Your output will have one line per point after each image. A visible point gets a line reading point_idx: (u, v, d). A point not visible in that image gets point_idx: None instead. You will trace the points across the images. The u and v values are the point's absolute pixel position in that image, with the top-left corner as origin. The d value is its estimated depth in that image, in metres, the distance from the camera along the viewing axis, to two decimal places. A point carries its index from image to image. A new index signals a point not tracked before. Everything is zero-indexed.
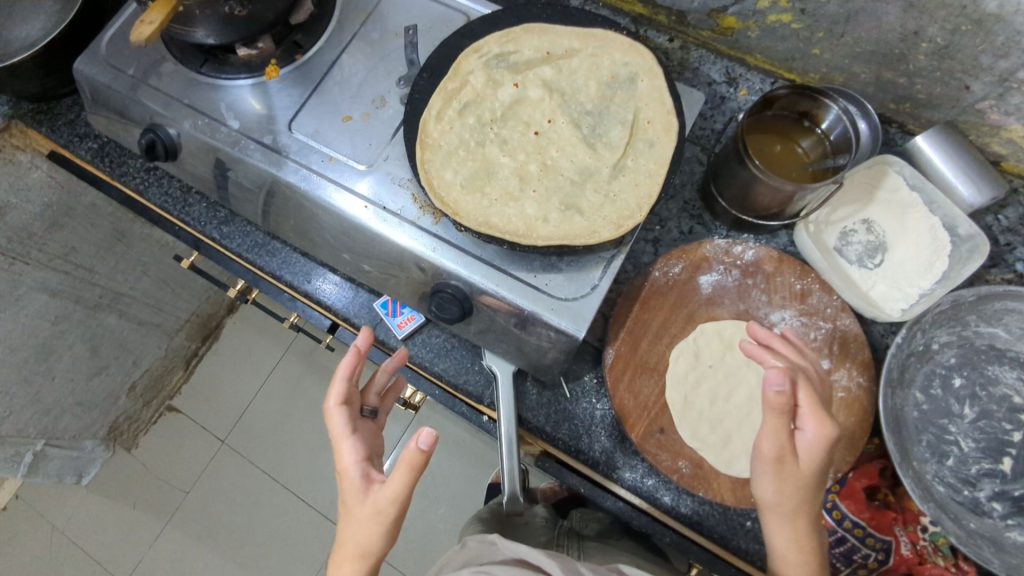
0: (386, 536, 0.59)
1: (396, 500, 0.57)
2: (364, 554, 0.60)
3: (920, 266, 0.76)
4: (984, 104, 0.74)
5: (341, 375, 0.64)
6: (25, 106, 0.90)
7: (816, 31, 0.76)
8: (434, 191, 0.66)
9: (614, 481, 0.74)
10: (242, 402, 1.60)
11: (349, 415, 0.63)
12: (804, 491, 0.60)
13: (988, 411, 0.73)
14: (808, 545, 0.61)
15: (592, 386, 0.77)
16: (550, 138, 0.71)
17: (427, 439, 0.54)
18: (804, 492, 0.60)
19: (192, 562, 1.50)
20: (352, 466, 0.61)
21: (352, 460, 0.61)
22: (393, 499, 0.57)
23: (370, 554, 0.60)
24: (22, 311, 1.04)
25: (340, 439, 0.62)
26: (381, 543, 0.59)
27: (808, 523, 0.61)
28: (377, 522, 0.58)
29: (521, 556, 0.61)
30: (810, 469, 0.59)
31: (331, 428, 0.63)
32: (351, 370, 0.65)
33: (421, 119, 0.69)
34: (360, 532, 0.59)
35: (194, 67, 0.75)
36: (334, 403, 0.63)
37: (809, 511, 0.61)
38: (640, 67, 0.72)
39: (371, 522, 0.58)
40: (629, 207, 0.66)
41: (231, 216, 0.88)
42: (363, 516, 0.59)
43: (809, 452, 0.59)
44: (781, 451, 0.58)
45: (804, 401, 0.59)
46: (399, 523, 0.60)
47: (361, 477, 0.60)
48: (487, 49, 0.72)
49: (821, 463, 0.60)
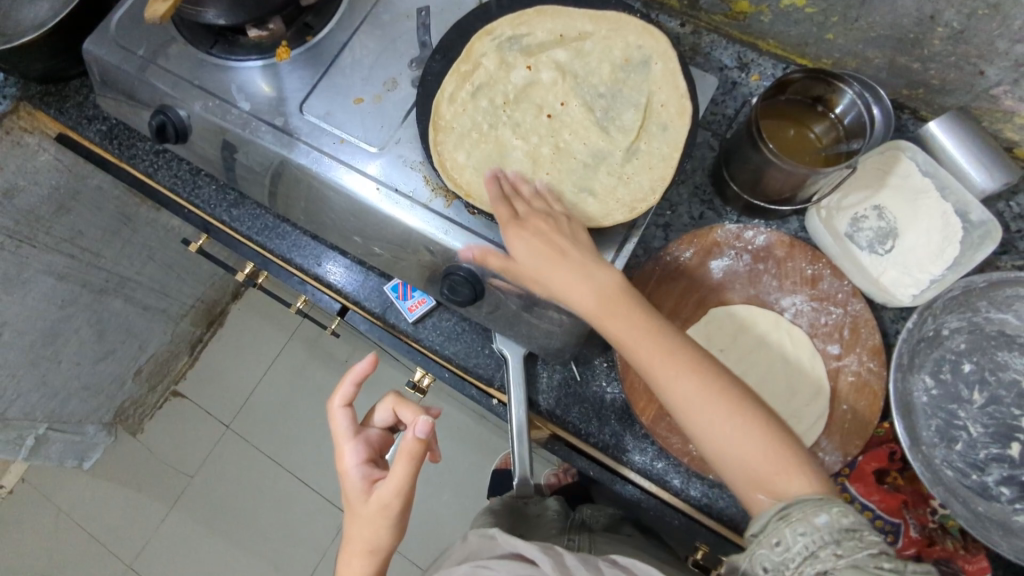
0: (393, 532, 0.60)
1: (400, 493, 0.58)
2: (373, 550, 0.60)
3: (931, 252, 0.76)
4: (998, 89, 0.74)
5: (349, 378, 0.62)
6: (33, 88, 0.90)
7: (830, 15, 0.76)
8: (447, 173, 0.66)
9: (625, 465, 0.75)
10: (248, 387, 1.61)
11: (353, 416, 0.64)
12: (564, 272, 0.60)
13: (997, 397, 0.74)
14: (658, 368, 0.59)
15: (602, 369, 0.78)
16: (563, 121, 0.70)
17: (425, 427, 0.55)
18: (593, 305, 0.60)
19: (200, 545, 1.52)
20: (354, 468, 0.61)
21: (353, 462, 0.62)
22: (397, 491, 0.57)
23: (378, 550, 0.60)
24: (30, 294, 1.05)
25: (342, 439, 0.63)
26: (389, 539, 0.60)
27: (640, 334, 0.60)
28: (384, 517, 0.59)
29: (518, 551, 0.61)
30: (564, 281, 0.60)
31: (334, 427, 0.64)
32: (361, 375, 0.62)
33: (433, 101, 0.69)
34: (365, 530, 0.59)
35: (205, 48, 0.75)
36: (338, 404, 0.64)
37: (622, 322, 0.60)
38: (653, 50, 0.71)
39: (377, 519, 0.59)
40: (643, 190, 0.67)
41: (240, 199, 0.88)
42: (367, 514, 0.59)
43: (533, 246, 0.60)
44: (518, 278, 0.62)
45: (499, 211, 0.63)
46: (405, 516, 0.60)
47: (362, 478, 0.61)
48: (501, 31, 0.72)
49: (552, 246, 0.60)
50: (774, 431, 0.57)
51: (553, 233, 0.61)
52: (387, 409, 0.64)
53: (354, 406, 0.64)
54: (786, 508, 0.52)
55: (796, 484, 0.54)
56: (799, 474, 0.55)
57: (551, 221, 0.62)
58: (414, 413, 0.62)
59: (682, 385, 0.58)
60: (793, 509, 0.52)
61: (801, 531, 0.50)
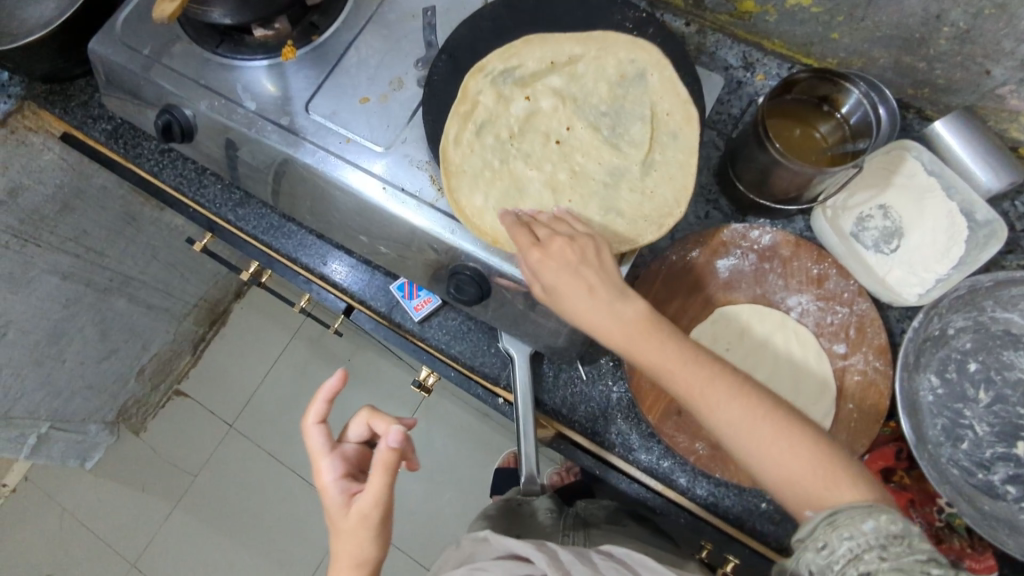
0: (377, 544, 0.59)
1: (379, 503, 0.58)
2: (360, 564, 0.59)
3: (937, 251, 0.76)
4: (1004, 89, 0.74)
5: (320, 396, 0.62)
6: (37, 87, 0.90)
7: (836, 15, 0.76)
8: (469, 221, 0.65)
9: (630, 463, 0.76)
10: (250, 386, 1.61)
11: (327, 433, 0.63)
12: (590, 292, 0.60)
13: (1003, 396, 0.74)
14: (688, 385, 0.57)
15: (608, 369, 0.78)
16: (571, 145, 0.70)
17: (398, 436, 0.56)
18: (624, 331, 0.59)
19: (203, 544, 1.52)
20: (332, 484, 0.61)
21: (331, 478, 0.61)
22: (376, 501, 0.57)
23: (364, 564, 0.59)
24: (34, 293, 1.05)
25: (318, 456, 0.63)
26: (375, 551, 0.59)
27: (672, 357, 0.58)
28: (365, 529, 0.58)
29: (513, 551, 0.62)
30: (590, 310, 0.60)
31: (309, 446, 0.63)
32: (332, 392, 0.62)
33: (441, 145, 0.66)
34: (349, 544, 0.59)
35: (210, 47, 0.75)
36: (312, 421, 0.64)
37: (654, 349, 0.59)
38: (648, 62, 0.69)
39: (359, 532, 0.58)
40: (668, 201, 0.67)
41: (246, 198, 0.88)
42: (349, 528, 0.58)
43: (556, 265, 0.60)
44: (549, 301, 0.61)
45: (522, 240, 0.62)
46: (387, 526, 0.60)
47: (341, 493, 0.60)
48: (492, 66, 0.69)
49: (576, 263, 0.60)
50: (820, 443, 0.55)
51: (579, 253, 0.60)
52: (360, 423, 0.65)
53: (328, 423, 0.64)
54: (834, 515, 0.50)
55: (848, 493, 0.52)
56: (843, 479, 0.53)
57: (574, 245, 0.61)
58: (389, 423, 0.62)
59: (718, 403, 0.56)
60: (840, 515, 0.50)
61: (847, 535, 0.48)
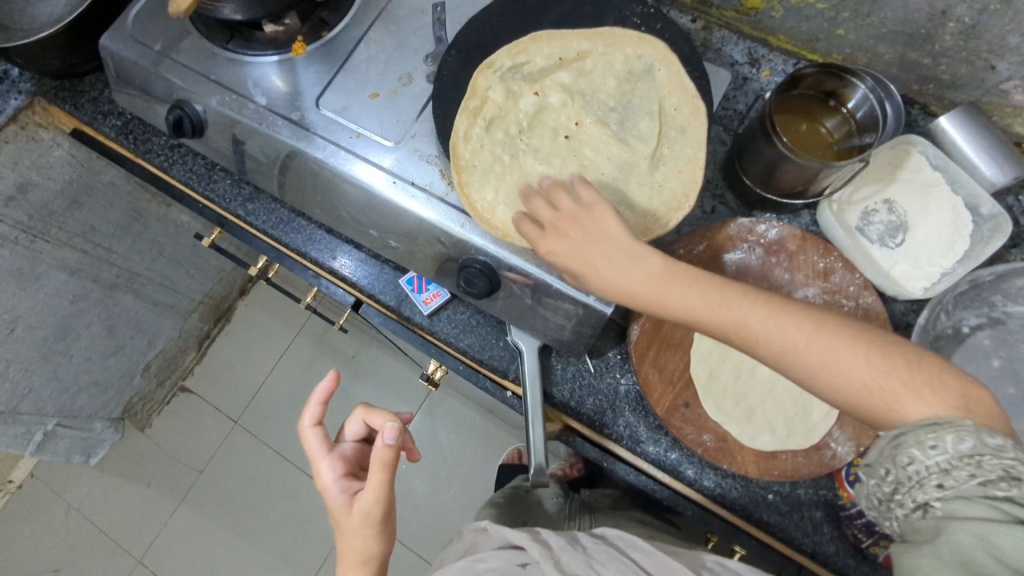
0: (382, 539, 0.60)
1: (379, 500, 0.58)
2: (366, 560, 0.60)
3: (942, 245, 0.77)
4: (1009, 85, 0.75)
5: (315, 399, 0.64)
6: (47, 83, 0.90)
7: (842, 11, 0.77)
8: (478, 217, 0.66)
9: (638, 455, 0.76)
10: (255, 383, 1.61)
11: (325, 435, 0.65)
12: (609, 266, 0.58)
13: (1007, 388, 0.74)
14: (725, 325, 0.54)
15: (616, 362, 0.78)
16: (581, 139, 0.70)
17: (393, 432, 0.57)
18: (648, 288, 0.57)
19: (208, 539, 1.53)
20: (332, 484, 0.62)
21: (331, 478, 0.62)
22: (377, 498, 0.58)
23: (370, 559, 0.60)
24: (43, 289, 1.06)
25: (317, 458, 0.64)
26: (380, 546, 0.60)
27: (700, 306, 0.55)
28: (368, 527, 0.59)
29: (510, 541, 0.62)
30: (613, 275, 0.58)
31: (307, 449, 0.65)
32: (326, 395, 0.64)
33: (450, 142, 0.67)
34: (354, 542, 0.60)
35: (221, 43, 0.75)
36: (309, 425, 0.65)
37: (684, 297, 0.56)
38: (654, 58, 0.70)
39: (362, 530, 0.59)
40: (676, 194, 0.67)
41: (255, 192, 0.89)
42: (353, 526, 0.59)
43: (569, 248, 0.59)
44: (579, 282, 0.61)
45: (538, 212, 0.63)
46: (390, 521, 0.61)
47: (342, 492, 0.61)
48: (500, 63, 0.70)
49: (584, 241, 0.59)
50: (874, 351, 0.49)
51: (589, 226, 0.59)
52: (356, 422, 0.66)
53: (325, 425, 0.65)
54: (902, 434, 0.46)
55: (914, 406, 0.46)
56: (916, 392, 0.47)
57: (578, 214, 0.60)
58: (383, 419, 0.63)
59: (760, 341, 0.52)
60: (905, 437, 0.46)
61: (921, 459, 0.45)
